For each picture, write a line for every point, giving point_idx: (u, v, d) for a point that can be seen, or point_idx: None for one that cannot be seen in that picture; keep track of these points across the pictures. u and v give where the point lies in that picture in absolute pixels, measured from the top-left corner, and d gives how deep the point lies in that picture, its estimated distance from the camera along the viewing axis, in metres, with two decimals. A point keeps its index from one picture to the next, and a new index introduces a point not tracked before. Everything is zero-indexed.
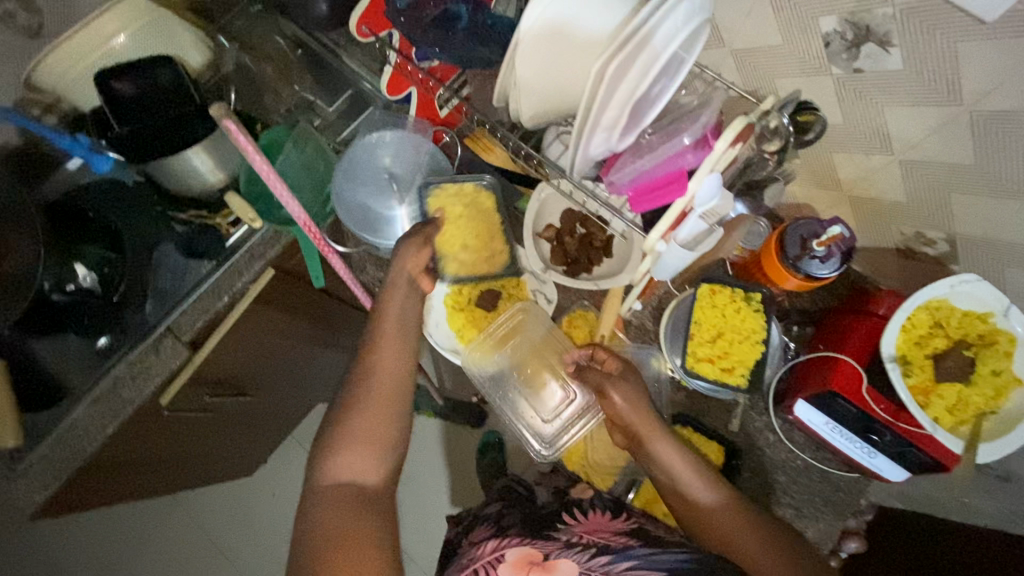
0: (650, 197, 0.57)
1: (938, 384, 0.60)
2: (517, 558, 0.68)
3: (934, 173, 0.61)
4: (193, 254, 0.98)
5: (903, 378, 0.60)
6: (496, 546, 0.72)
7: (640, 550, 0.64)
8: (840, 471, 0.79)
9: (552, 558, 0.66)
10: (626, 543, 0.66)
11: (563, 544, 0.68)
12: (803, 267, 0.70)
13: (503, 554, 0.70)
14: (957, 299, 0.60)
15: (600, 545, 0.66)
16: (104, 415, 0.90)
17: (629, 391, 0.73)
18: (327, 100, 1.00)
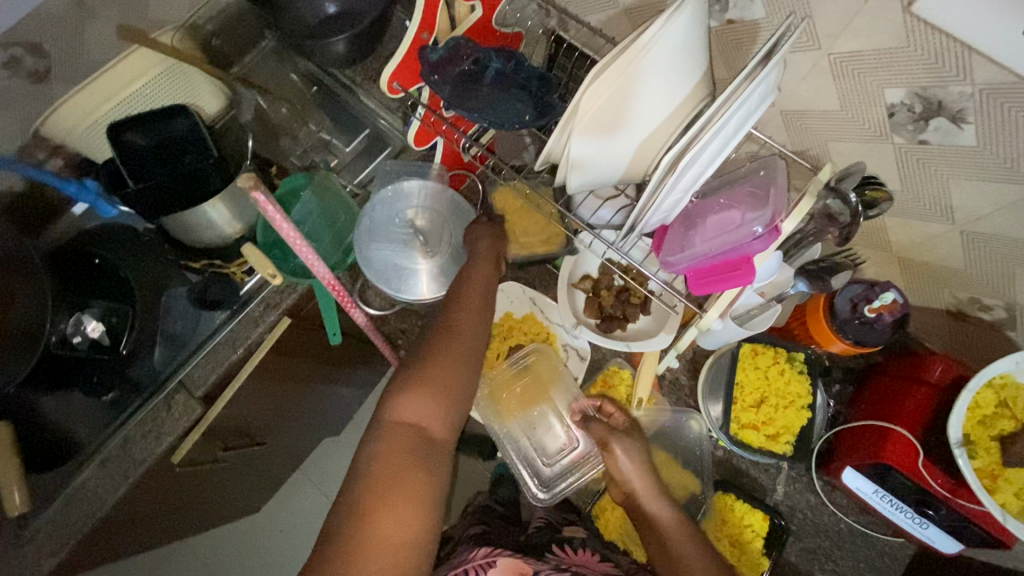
0: (714, 277, 0.55)
1: (1006, 468, 0.57)
2: (507, 569, 0.71)
3: (999, 244, 0.58)
4: (204, 304, 0.94)
5: (968, 461, 0.56)
6: (488, 554, 0.74)
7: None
8: (886, 536, 0.77)
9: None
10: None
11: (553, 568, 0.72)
12: (854, 332, 0.68)
13: (493, 560, 0.72)
14: (1023, 376, 0.57)
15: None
16: (115, 476, 0.85)
17: (632, 447, 0.70)
18: (345, 140, 0.98)
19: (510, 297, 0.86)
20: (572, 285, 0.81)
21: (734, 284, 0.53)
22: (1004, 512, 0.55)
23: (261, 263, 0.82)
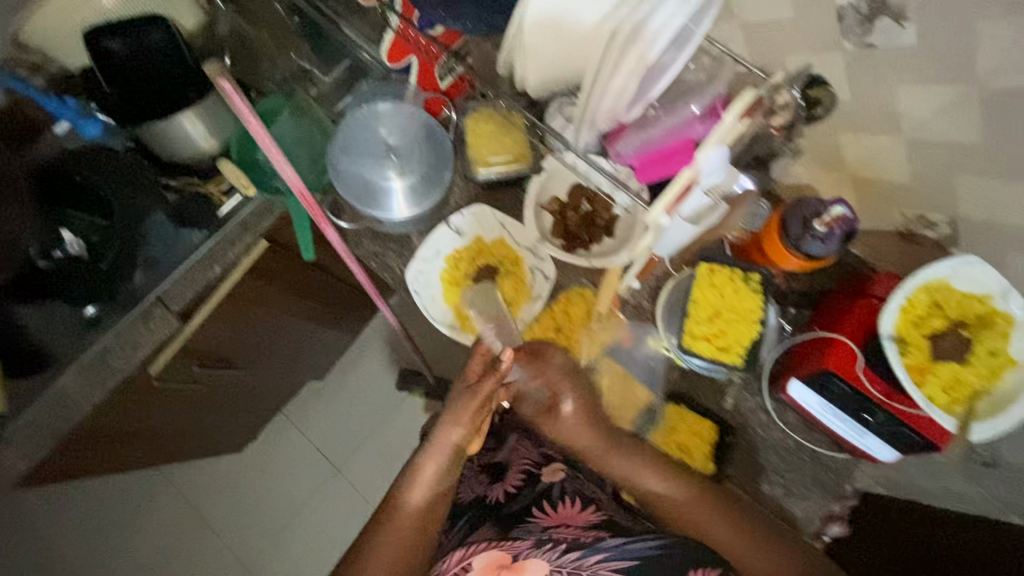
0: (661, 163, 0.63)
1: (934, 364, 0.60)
2: (486, 564, 0.73)
3: (941, 153, 0.60)
4: (182, 223, 0.91)
5: (900, 358, 0.60)
6: (463, 557, 0.76)
7: (612, 541, 0.71)
8: (831, 452, 0.80)
9: (523, 559, 0.72)
10: (596, 536, 0.72)
11: (534, 544, 0.74)
12: (804, 246, 0.70)
13: (472, 561, 0.75)
14: (956, 280, 0.61)
15: (570, 540, 0.73)
16: (92, 382, 0.88)
17: (583, 421, 0.81)
18: (324, 69, 0.95)
19: (481, 221, 0.87)
20: (540, 205, 0.83)
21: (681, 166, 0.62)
22: (926, 402, 0.59)
23: (234, 175, 0.89)
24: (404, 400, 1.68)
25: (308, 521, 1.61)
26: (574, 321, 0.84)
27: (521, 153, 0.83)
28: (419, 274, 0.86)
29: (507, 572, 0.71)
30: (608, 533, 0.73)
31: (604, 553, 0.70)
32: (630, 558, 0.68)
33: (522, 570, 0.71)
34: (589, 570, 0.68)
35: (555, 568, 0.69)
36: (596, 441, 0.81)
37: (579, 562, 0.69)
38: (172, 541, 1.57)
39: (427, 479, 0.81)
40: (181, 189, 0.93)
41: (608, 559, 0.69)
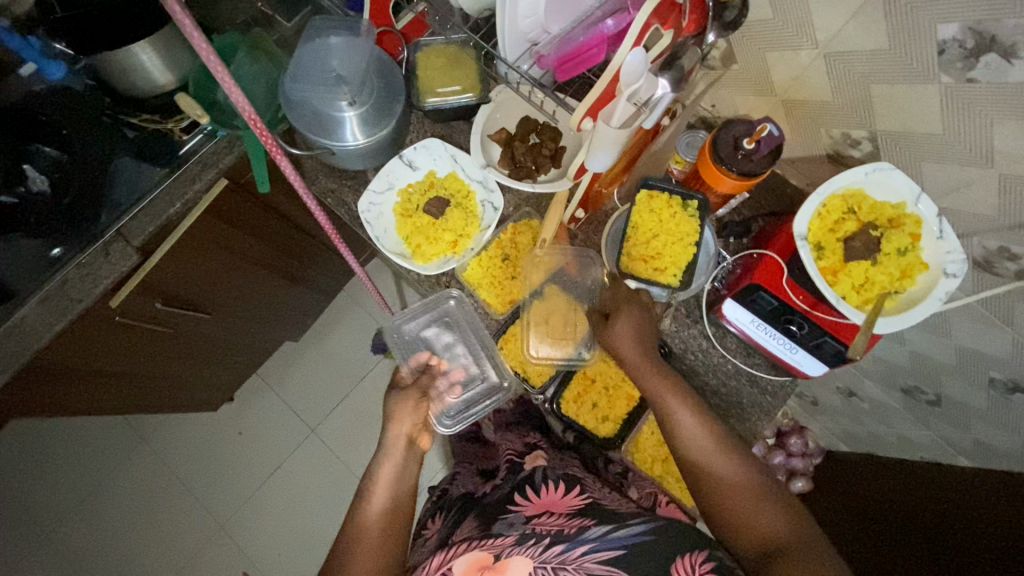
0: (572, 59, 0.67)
1: (845, 264, 0.64)
2: (471, 563, 0.70)
3: (854, 63, 0.63)
4: (145, 160, 0.95)
5: (812, 257, 0.63)
6: (442, 562, 0.73)
7: (595, 531, 0.68)
8: (768, 375, 0.83)
9: (503, 558, 0.69)
10: (580, 526, 0.70)
11: (516, 541, 0.71)
12: (738, 164, 0.71)
13: (452, 565, 0.71)
14: (871, 187, 0.64)
15: (553, 533, 0.70)
16: (52, 313, 0.89)
17: (637, 342, 0.76)
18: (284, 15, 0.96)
19: (433, 155, 0.90)
20: (488, 137, 0.85)
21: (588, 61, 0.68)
22: (837, 298, 0.63)
23: (191, 108, 0.89)
24: (380, 363, 1.67)
25: (281, 481, 1.61)
26: (520, 246, 0.87)
27: (471, 85, 0.86)
28: (369, 205, 0.88)
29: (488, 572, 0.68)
30: (593, 522, 0.70)
31: (588, 544, 0.67)
32: (616, 547, 0.66)
33: (504, 570, 0.67)
34: (574, 563, 0.66)
35: (539, 564, 0.67)
36: (645, 366, 0.75)
37: (564, 556, 0.66)
38: (152, 499, 1.61)
39: (388, 475, 0.77)
40: (141, 126, 0.96)
41: (595, 550, 0.66)
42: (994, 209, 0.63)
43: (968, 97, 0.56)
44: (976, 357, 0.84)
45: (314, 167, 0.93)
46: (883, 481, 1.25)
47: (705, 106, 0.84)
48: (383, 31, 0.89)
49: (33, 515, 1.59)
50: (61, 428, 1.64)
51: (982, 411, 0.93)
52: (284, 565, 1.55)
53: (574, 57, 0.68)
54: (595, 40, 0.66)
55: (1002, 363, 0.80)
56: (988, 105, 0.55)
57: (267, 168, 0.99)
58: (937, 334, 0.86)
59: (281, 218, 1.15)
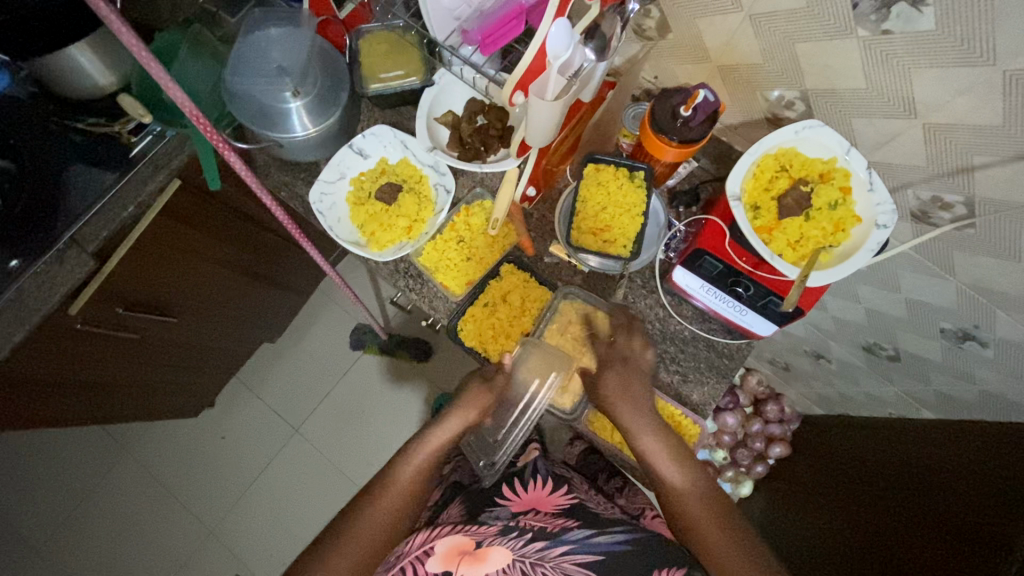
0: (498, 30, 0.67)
1: (780, 220, 0.66)
2: (451, 546, 0.74)
3: (779, 24, 0.64)
4: (95, 164, 0.94)
5: (748, 216, 0.66)
6: (425, 540, 0.76)
7: (577, 534, 0.74)
8: (724, 339, 0.84)
9: (485, 546, 0.73)
10: (562, 527, 0.76)
11: (498, 531, 0.76)
12: (678, 133, 0.72)
13: (433, 546, 0.75)
14: (803, 144, 0.66)
15: (536, 530, 0.76)
16: (10, 324, 0.88)
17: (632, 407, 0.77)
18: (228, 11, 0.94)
19: (384, 142, 0.90)
20: (435, 119, 0.86)
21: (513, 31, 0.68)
22: (774, 255, 0.65)
23: (133, 108, 0.87)
24: (360, 358, 1.67)
25: (268, 483, 1.61)
26: (474, 229, 0.88)
27: (414, 69, 0.86)
28: (322, 195, 0.87)
29: (467, 557, 0.72)
30: (575, 524, 0.76)
31: (569, 545, 0.73)
32: (593, 552, 0.73)
33: (483, 558, 0.71)
34: (551, 561, 0.71)
35: (517, 557, 0.71)
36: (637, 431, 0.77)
37: (542, 553, 0.71)
38: (137, 508, 1.60)
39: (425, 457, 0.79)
40: (88, 130, 0.94)
41: (572, 551, 0.72)
42: (922, 159, 0.65)
43: (885, 49, 0.58)
44: (925, 308, 0.86)
45: (265, 161, 0.93)
46: (855, 441, 1.28)
47: (648, 77, 0.85)
48: (323, 20, 0.88)
49: (20, 533, 1.59)
50: (43, 444, 1.64)
51: (939, 362, 0.96)
52: (276, 564, 1.56)
53: (499, 29, 0.68)
54: (517, 11, 0.66)
55: (950, 312, 0.82)
56: (905, 54, 0.57)
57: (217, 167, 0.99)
58: (887, 289, 0.88)
59: (239, 216, 1.15)
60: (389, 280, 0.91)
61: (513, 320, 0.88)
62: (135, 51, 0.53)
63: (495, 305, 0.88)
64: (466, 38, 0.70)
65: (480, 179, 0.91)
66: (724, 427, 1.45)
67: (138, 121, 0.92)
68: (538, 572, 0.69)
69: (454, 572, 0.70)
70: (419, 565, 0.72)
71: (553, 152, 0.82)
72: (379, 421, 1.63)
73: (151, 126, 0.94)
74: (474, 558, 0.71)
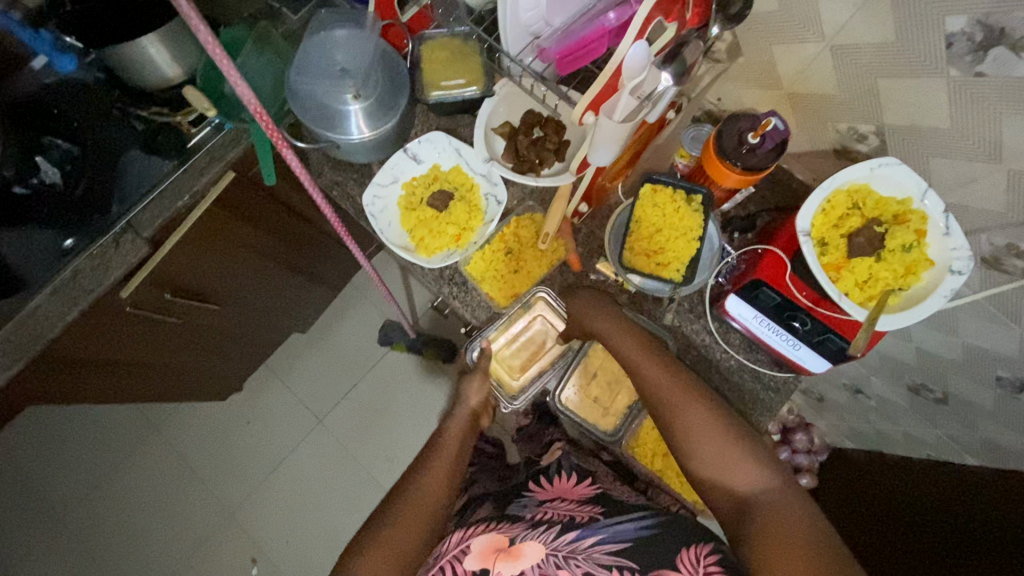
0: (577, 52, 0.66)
1: (850, 258, 0.64)
2: (485, 544, 0.73)
3: (862, 57, 0.62)
4: (154, 152, 0.95)
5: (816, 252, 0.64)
6: (461, 540, 0.76)
7: (604, 521, 0.72)
8: (771, 371, 0.82)
9: (518, 542, 0.72)
10: (592, 516, 0.74)
11: (529, 526, 0.74)
12: (742, 159, 0.70)
13: (468, 547, 0.74)
14: (877, 182, 0.64)
15: (566, 520, 0.74)
16: (65, 302, 0.90)
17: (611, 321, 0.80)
18: (292, 8, 0.94)
19: (438, 149, 0.90)
20: (492, 130, 0.85)
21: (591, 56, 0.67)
22: (842, 294, 0.63)
23: (198, 100, 0.90)
24: (388, 355, 1.68)
25: (289, 471, 1.63)
26: (522, 242, 0.88)
27: (474, 78, 0.86)
28: (375, 198, 0.88)
29: (504, 553, 0.71)
30: (602, 512, 0.75)
31: (599, 536, 0.70)
32: (623, 539, 0.70)
33: (519, 553, 0.70)
34: (584, 552, 0.69)
35: (550, 551, 0.70)
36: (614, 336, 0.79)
37: (575, 544, 0.69)
38: (163, 485, 1.64)
39: (463, 415, 0.86)
40: (150, 119, 0.96)
41: (602, 541, 0.70)
42: (1001, 206, 0.63)
43: (976, 91, 0.56)
44: (983, 355, 0.83)
45: (319, 160, 0.94)
46: (888, 478, 1.24)
47: (712, 100, 0.84)
48: (388, 24, 0.89)
49: (49, 503, 1.63)
50: (77, 417, 1.68)
51: (989, 409, 0.92)
52: (292, 552, 1.57)
53: (577, 50, 0.66)
54: (597, 33, 0.65)
55: (1010, 360, 0.79)
56: (996, 99, 0.55)
57: (273, 161, 1.00)
58: (944, 332, 0.86)
59: (286, 209, 1.16)
60: (433, 287, 0.90)
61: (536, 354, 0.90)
62: (208, 44, 0.54)
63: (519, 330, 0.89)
64: (541, 55, 0.69)
65: (532, 191, 0.90)
66: None
67: (199, 112, 0.93)
68: (572, 564, 0.68)
69: (491, 569, 0.69)
70: (454, 565, 0.72)
71: (609, 169, 0.80)
72: (403, 420, 1.63)
73: (210, 118, 0.95)
74: (510, 554, 0.70)
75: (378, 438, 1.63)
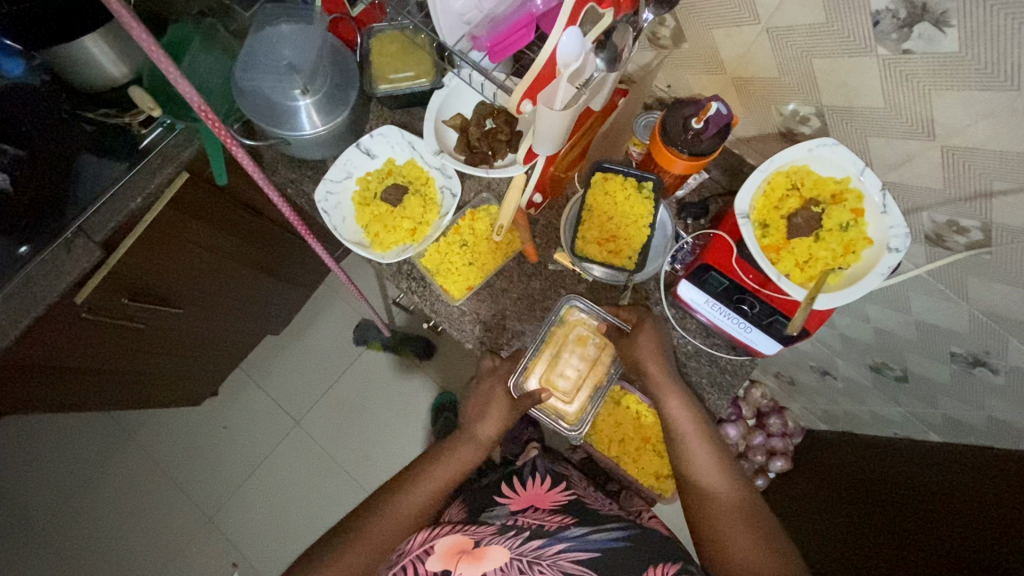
0: (508, 43, 0.67)
1: (788, 240, 0.66)
2: (449, 546, 0.74)
3: (797, 39, 0.62)
4: (106, 155, 0.95)
5: (756, 235, 0.66)
6: (426, 539, 0.76)
7: (574, 531, 0.73)
8: (728, 355, 0.83)
9: (484, 545, 0.73)
10: (561, 525, 0.75)
11: (497, 531, 0.75)
12: (688, 145, 0.71)
13: (432, 545, 0.75)
14: (816, 162, 0.66)
15: (534, 528, 0.75)
16: (18, 310, 0.88)
17: (663, 363, 0.77)
18: (241, 4, 0.93)
19: (391, 143, 0.89)
20: (443, 121, 0.85)
21: (521, 44, 0.68)
22: (781, 275, 0.65)
23: (142, 100, 0.88)
24: (363, 353, 1.67)
25: (267, 474, 1.62)
26: (477, 234, 0.87)
27: (424, 71, 0.85)
28: (328, 194, 0.87)
29: (467, 556, 0.72)
30: (574, 521, 0.75)
31: (566, 543, 0.72)
32: (592, 549, 0.71)
33: (482, 556, 0.71)
34: (549, 559, 0.70)
35: (515, 556, 0.71)
36: (645, 357, 0.77)
37: (540, 551, 0.71)
38: (138, 492, 1.62)
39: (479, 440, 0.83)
40: (99, 121, 0.95)
41: (570, 549, 0.71)
42: (938, 182, 0.63)
43: (905, 68, 0.56)
44: (936, 331, 0.84)
45: (273, 158, 0.93)
46: (858, 458, 1.26)
47: (661, 86, 0.84)
48: (336, 19, 0.88)
49: (24, 514, 1.61)
50: (48, 428, 1.65)
51: (946, 385, 0.93)
52: (273, 554, 1.57)
53: (507, 39, 0.67)
54: (525, 21, 0.66)
55: (960, 336, 0.80)
56: (924, 75, 0.55)
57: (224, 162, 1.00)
58: (897, 310, 0.87)
59: (246, 208, 1.15)
60: (392, 282, 0.90)
61: (585, 369, 0.84)
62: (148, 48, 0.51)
63: (561, 355, 0.84)
64: (475, 45, 0.69)
65: (487, 183, 0.90)
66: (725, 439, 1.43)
67: (148, 113, 0.93)
68: (536, 571, 0.69)
69: (453, 570, 0.71)
70: (419, 564, 0.73)
71: (561, 159, 0.81)
72: (380, 419, 1.63)
73: (161, 118, 0.94)
74: (472, 557, 0.71)
75: (356, 437, 1.63)
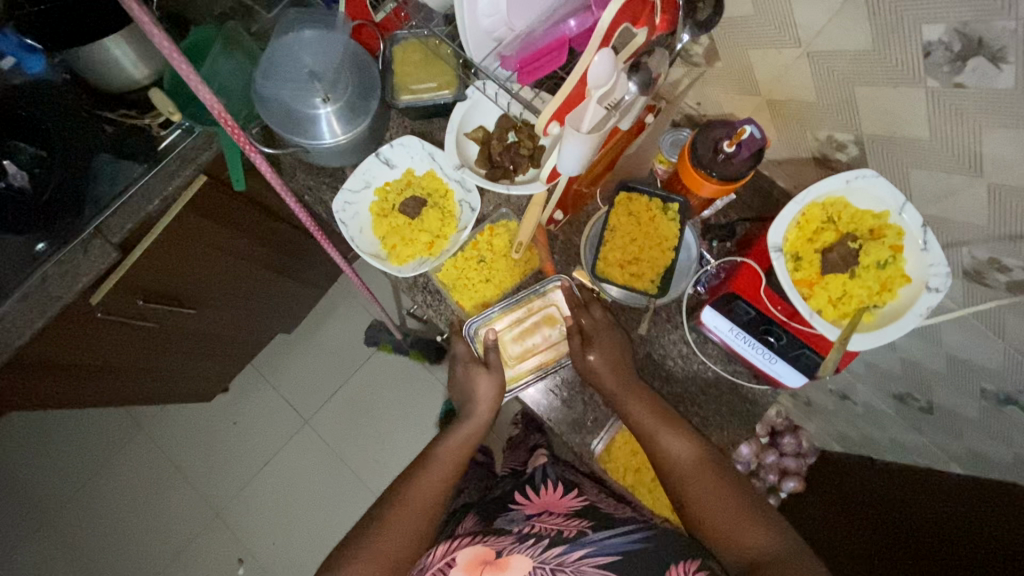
0: (539, 63, 0.65)
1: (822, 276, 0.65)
2: (470, 558, 0.72)
3: (840, 64, 0.60)
4: (123, 155, 0.93)
5: (789, 270, 0.64)
6: (446, 552, 0.75)
7: (594, 536, 0.70)
8: (749, 383, 0.81)
9: (504, 555, 0.70)
10: (580, 530, 0.72)
11: (516, 539, 0.72)
12: (718, 168, 0.68)
13: (453, 559, 0.73)
14: (854, 195, 0.63)
15: (553, 535, 0.72)
16: (33, 310, 0.88)
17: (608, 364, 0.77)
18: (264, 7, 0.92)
19: (412, 154, 0.88)
20: (465, 134, 0.83)
21: (553, 65, 0.65)
22: (813, 312, 0.63)
23: (164, 103, 0.91)
24: (375, 354, 1.67)
25: (275, 472, 1.62)
26: (496, 249, 0.86)
27: (446, 82, 0.84)
28: (345, 204, 0.86)
29: (489, 566, 0.69)
30: (592, 526, 0.72)
31: (587, 549, 0.68)
32: (613, 552, 0.67)
33: (505, 566, 0.69)
34: (571, 565, 0.67)
35: (537, 565, 0.68)
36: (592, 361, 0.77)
37: (561, 558, 0.67)
38: (148, 485, 1.64)
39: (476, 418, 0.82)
40: (119, 122, 0.94)
41: (590, 554, 0.67)
42: (982, 220, 0.60)
43: (955, 101, 0.53)
44: (968, 366, 0.81)
45: (291, 164, 0.92)
46: (875, 484, 1.23)
47: (691, 104, 0.82)
48: (359, 24, 0.87)
49: (37, 503, 1.63)
50: (61, 419, 1.67)
51: (974, 420, 0.90)
52: (279, 553, 1.57)
53: (538, 59, 0.65)
54: (557, 43, 0.63)
55: (995, 373, 0.77)
56: (976, 110, 0.52)
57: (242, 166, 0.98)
58: (928, 341, 0.84)
59: (261, 211, 1.14)
60: (408, 294, 0.89)
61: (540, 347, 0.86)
62: (168, 52, 0.50)
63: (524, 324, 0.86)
64: (504, 64, 0.67)
65: (507, 198, 0.88)
66: (737, 457, 1.40)
67: (168, 115, 0.92)
68: None
69: None
70: None
71: (583, 176, 0.79)
72: (389, 421, 1.62)
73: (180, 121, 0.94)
74: (495, 567, 0.69)
75: (365, 438, 1.62)
